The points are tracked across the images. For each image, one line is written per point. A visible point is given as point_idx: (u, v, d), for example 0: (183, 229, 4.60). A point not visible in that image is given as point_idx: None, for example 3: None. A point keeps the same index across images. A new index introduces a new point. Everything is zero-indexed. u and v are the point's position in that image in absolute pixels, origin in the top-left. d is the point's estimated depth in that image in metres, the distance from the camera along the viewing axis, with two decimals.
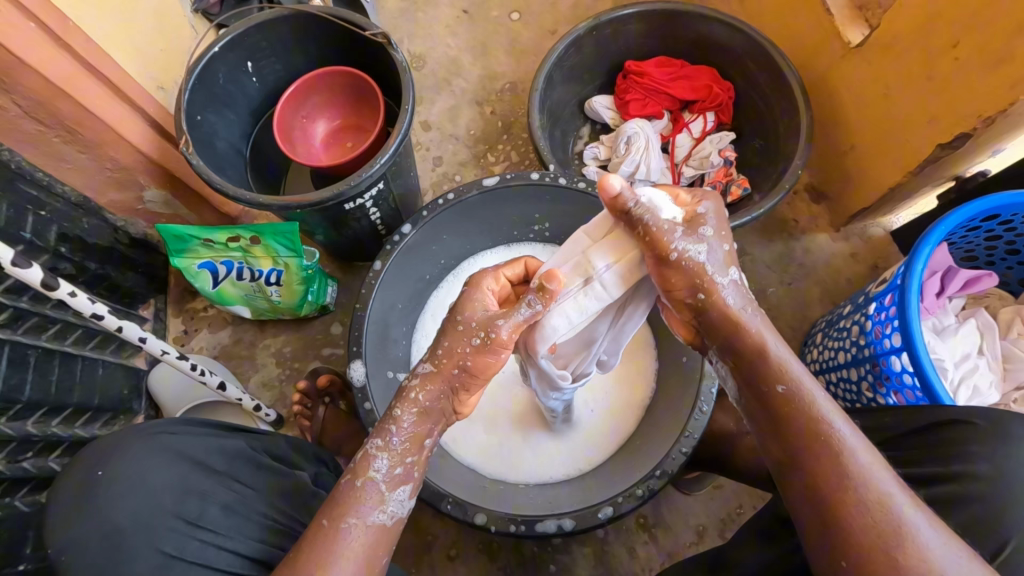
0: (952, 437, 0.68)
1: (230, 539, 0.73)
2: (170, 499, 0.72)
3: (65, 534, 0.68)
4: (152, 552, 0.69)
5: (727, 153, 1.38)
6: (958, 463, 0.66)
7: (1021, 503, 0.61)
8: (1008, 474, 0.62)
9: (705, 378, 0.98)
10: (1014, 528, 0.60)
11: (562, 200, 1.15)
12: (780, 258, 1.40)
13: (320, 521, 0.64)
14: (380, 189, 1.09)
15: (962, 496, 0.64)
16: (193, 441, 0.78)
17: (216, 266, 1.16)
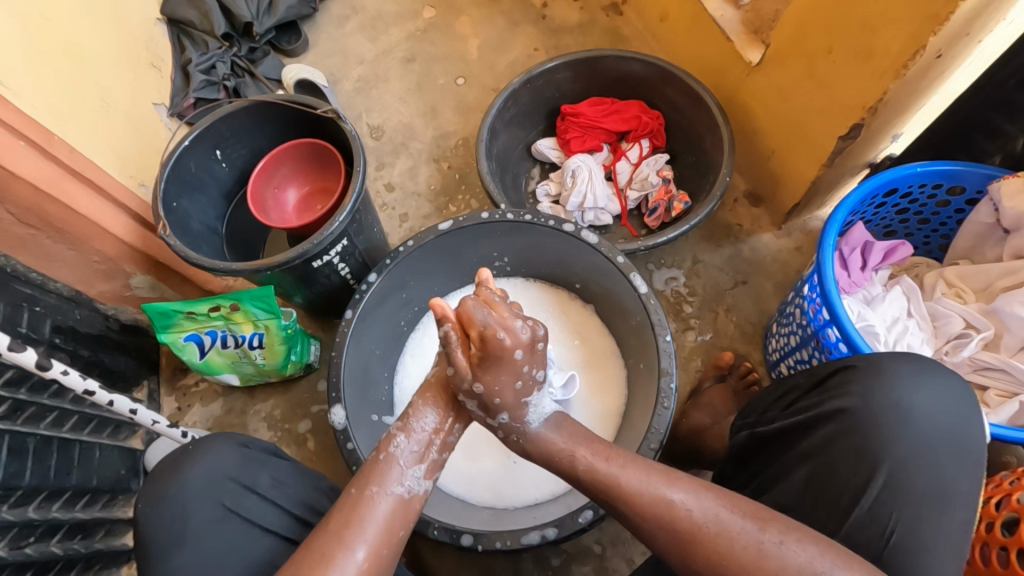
0: (838, 378, 0.79)
1: (278, 506, 0.83)
2: (232, 466, 0.84)
3: (150, 491, 0.83)
4: (214, 506, 0.80)
5: (664, 173, 1.50)
6: (835, 400, 0.77)
7: (883, 424, 0.72)
8: (871, 399, 0.73)
9: (663, 375, 1.03)
10: (883, 453, 0.70)
11: (515, 233, 1.25)
12: (730, 261, 1.49)
13: (350, 491, 0.74)
14: (345, 245, 1.18)
15: (842, 430, 0.74)
16: (253, 433, 0.91)
17: (202, 336, 1.24)
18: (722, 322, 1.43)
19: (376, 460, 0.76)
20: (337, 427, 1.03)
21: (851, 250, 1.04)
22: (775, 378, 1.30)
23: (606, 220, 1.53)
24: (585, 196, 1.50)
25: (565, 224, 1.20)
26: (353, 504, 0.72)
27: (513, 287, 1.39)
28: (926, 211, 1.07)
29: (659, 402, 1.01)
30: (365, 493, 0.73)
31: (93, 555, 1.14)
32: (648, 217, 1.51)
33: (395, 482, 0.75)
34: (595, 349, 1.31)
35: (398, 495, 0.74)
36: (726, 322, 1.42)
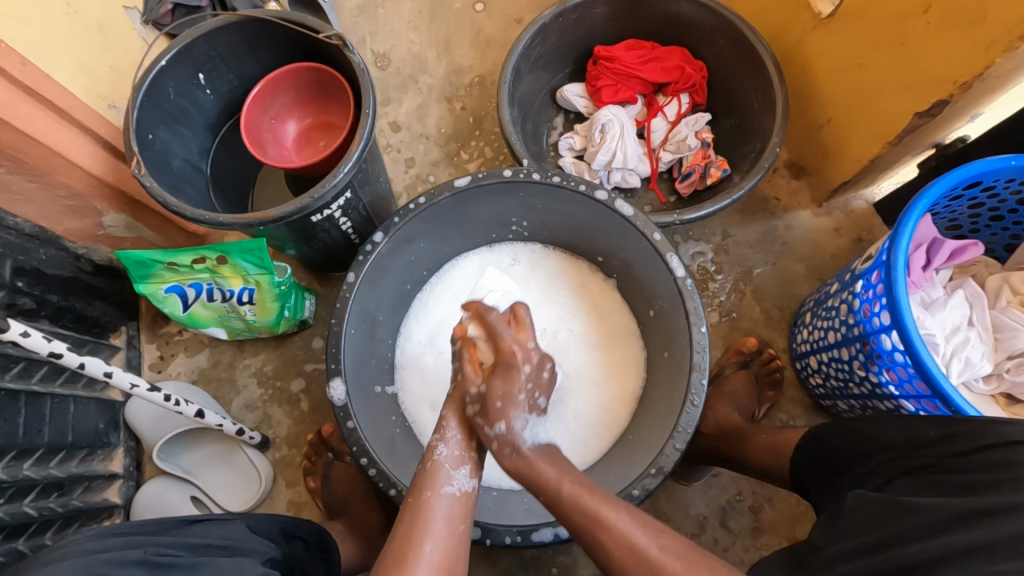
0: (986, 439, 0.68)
1: None
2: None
3: None
4: None
5: (704, 136, 1.35)
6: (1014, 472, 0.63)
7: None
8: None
9: (694, 370, 0.95)
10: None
11: (539, 198, 1.12)
12: (763, 238, 1.38)
13: (417, 496, 0.80)
14: (348, 198, 1.05)
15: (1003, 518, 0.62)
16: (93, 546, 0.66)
17: (185, 288, 1.12)
18: (747, 304, 1.33)
19: (427, 471, 0.82)
20: (336, 401, 0.95)
21: (916, 247, 0.93)
22: (798, 369, 1.24)
23: (634, 183, 1.39)
24: (614, 154, 1.35)
25: (596, 191, 1.06)
26: (415, 509, 0.78)
27: (531, 254, 1.27)
28: (1002, 207, 0.96)
29: (688, 398, 0.94)
30: (428, 494, 0.80)
31: (72, 512, 1.08)
32: (680, 183, 1.37)
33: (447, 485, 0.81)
34: (612, 327, 1.21)
35: (449, 495, 0.80)
36: (751, 304, 1.33)
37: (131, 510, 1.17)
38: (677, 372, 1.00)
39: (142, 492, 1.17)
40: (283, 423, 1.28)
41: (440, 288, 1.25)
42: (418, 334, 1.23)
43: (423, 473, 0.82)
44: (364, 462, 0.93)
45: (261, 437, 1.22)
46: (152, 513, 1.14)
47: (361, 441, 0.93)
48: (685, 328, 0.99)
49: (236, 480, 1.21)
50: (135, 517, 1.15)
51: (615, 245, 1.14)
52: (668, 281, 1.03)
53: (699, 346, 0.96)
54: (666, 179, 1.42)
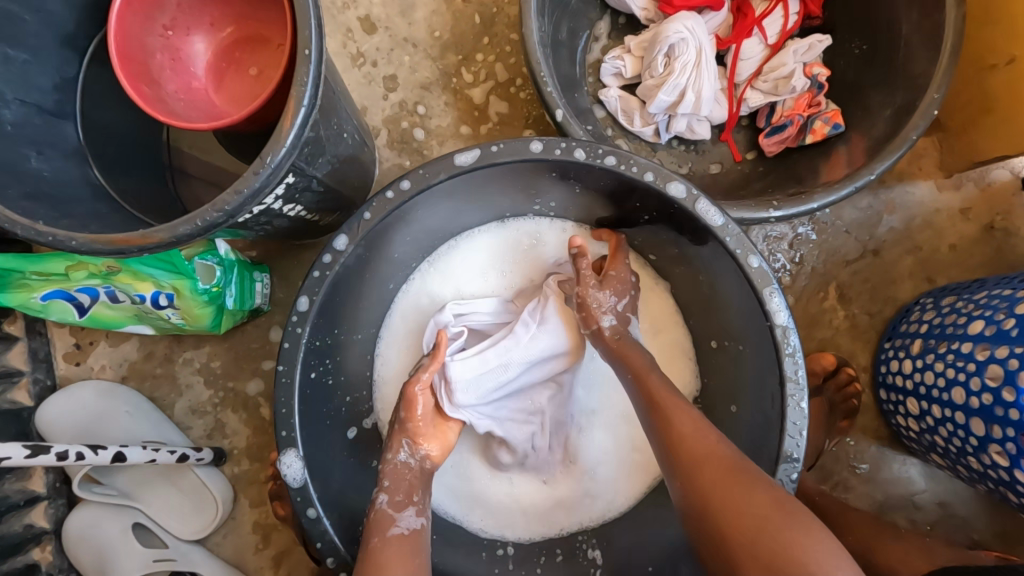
0: None
1: None
2: None
3: None
4: None
5: (816, 71, 0.94)
6: None
7: None
8: None
9: (782, 461, 0.69)
10: None
11: (581, 180, 0.76)
12: (862, 218, 1.04)
13: (371, 539, 0.64)
14: (290, 182, 0.68)
15: None
16: None
17: (73, 293, 0.80)
18: (829, 306, 1.04)
19: (377, 517, 0.67)
20: (290, 484, 0.69)
21: None
22: (880, 400, 0.99)
23: (703, 134, 1.00)
24: (683, 93, 0.94)
25: (670, 183, 0.71)
26: (368, 558, 0.62)
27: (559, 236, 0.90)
28: None
29: None
30: (385, 535, 0.65)
31: None
32: (766, 138, 0.98)
33: (394, 522, 0.67)
34: (666, 345, 0.89)
35: (401, 534, 0.65)
36: (834, 307, 1.04)
37: (62, 538, 0.97)
38: (754, 449, 0.74)
39: (72, 520, 0.96)
40: (240, 432, 1.04)
41: (431, 278, 0.89)
42: (402, 342, 0.88)
43: (376, 516, 0.67)
44: (331, 562, 0.70)
45: (212, 455, 0.99)
46: (88, 547, 0.95)
47: (328, 535, 0.70)
48: (775, 395, 0.71)
49: (188, 504, 1.01)
50: (69, 549, 0.96)
51: (682, 252, 0.80)
52: (759, 325, 0.72)
53: (794, 431, 0.68)
54: (744, 128, 1.02)
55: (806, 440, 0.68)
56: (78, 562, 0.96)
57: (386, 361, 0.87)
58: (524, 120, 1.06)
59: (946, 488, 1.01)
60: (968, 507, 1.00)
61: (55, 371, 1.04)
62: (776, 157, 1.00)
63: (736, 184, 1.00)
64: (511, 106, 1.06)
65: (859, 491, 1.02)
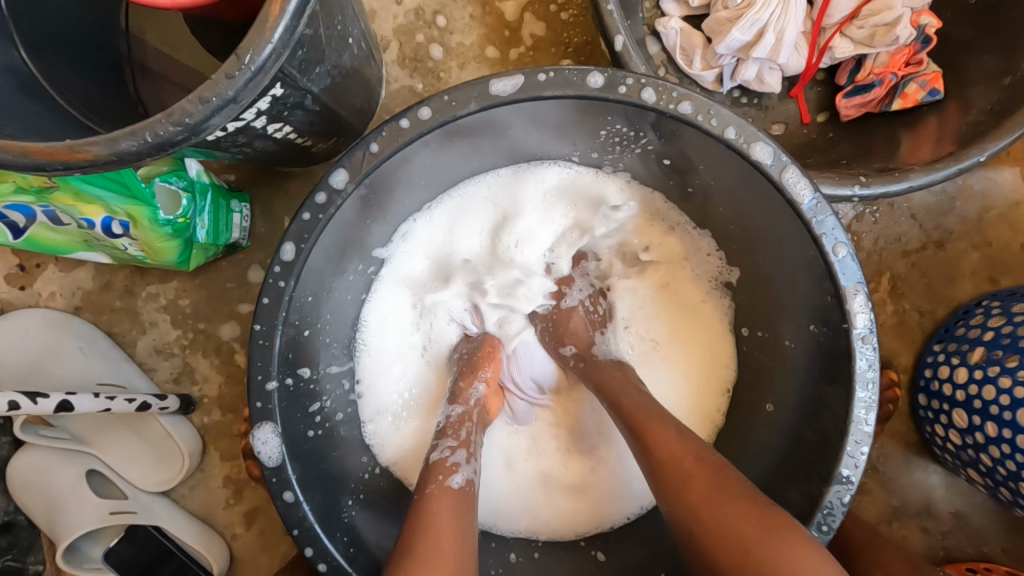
0: None
1: None
2: None
3: None
4: None
5: (922, 21, 0.78)
6: None
7: None
8: None
9: (833, 481, 0.60)
10: None
11: (641, 129, 0.62)
12: (933, 202, 0.92)
13: (427, 486, 0.58)
14: (278, 96, 0.53)
15: None
16: None
17: (3, 210, 0.65)
18: (878, 299, 0.93)
19: (435, 466, 0.61)
20: (264, 462, 0.59)
21: None
22: (917, 406, 0.91)
23: (773, 86, 0.84)
24: (761, 31, 0.78)
25: (754, 144, 0.57)
26: (421, 502, 0.56)
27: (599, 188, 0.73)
28: None
29: (813, 521, 0.60)
30: (442, 483, 0.58)
31: None
32: (846, 97, 0.83)
33: (454, 473, 0.60)
34: (709, 335, 0.75)
35: (455, 487, 0.58)
36: (884, 300, 0.93)
37: (7, 481, 0.87)
38: (800, 463, 0.64)
39: (18, 463, 0.86)
40: (211, 379, 0.93)
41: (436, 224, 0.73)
42: (399, 293, 0.74)
43: (433, 464, 0.61)
44: (308, 553, 0.60)
45: (178, 404, 0.88)
46: (36, 494, 0.85)
47: (307, 522, 0.60)
48: (834, 407, 0.61)
49: (149, 453, 0.91)
50: (16, 495, 0.86)
51: (744, 230, 0.67)
52: (829, 325, 0.61)
53: (853, 449, 0.59)
54: (820, 84, 0.86)
55: (865, 458, 0.60)
56: (26, 508, 0.86)
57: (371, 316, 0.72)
58: (563, 47, 0.88)
59: (966, 500, 0.95)
60: (986, 521, 0.95)
61: None
62: (852, 122, 0.85)
63: (802, 151, 0.86)
64: (549, 26, 0.88)
65: (876, 495, 0.96)
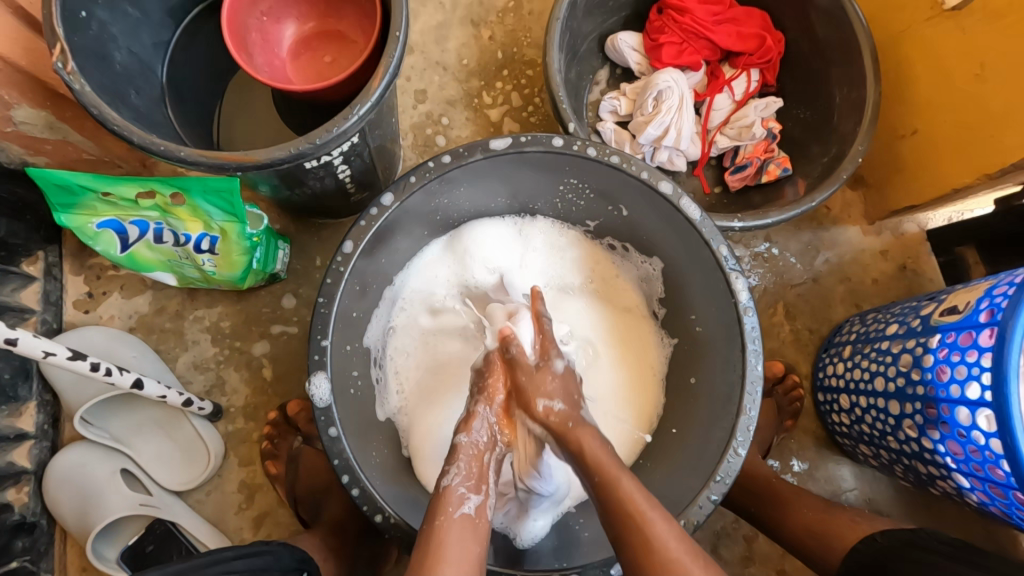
0: None
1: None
2: None
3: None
4: None
5: (771, 124, 1.16)
6: None
7: None
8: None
9: (741, 414, 0.83)
10: None
11: (589, 177, 0.92)
12: (804, 250, 1.25)
13: (436, 518, 0.68)
14: (354, 143, 0.81)
15: None
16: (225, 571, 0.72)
17: (125, 226, 0.87)
18: (777, 320, 1.22)
19: (445, 493, 0.70)
20: (317, 402, 0.77)
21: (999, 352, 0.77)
22: (819, 402, 1.15)
23: (679, 166, 1.20)
24: (667, 130, 1.15)
25: (660, 182, 0.87)
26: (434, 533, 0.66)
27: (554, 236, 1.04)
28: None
29: (731, 445, 0.82)
30: (451, 514, 0.68)
31: None
32: (730, 174, 1.19)
33: (463, 502, 0.70)
34: (644, 343, 1.02)
35: (465, 515, 0.68)
36: (781, 322, 1.22)
37: (43, 479, 0.97)
38: (718, 410, 0.87)
39: (59, 460, 0.96)
40: (239, 391, 1.09)
41: (440, 260, 1.01)
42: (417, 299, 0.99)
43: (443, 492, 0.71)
44: (345, 480, 0.76)
45: (213, 408, 1.02)
46: (72, 488, 0.95)
47: (345, 453, 0.76)
48: (736, 361, 0.86)
49: (177, 456, 1.03)
50: (49, 490, 0.96)
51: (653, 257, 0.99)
52: (724, 304, 0.87)
53: (751, 388, 0.83)
54: (713, 166, 1.23)
55: (760, 395, 0.83)
56: (57, 504, 0.95)
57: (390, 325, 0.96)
58: None
59: (872, 486, 1.16)
60: (891, 504, 1.15)
61: (63, 316, 1.07)
62: (737, 191, 1.20)
63: (705, 209, 1.19)
64: (522, 127, 1.24)
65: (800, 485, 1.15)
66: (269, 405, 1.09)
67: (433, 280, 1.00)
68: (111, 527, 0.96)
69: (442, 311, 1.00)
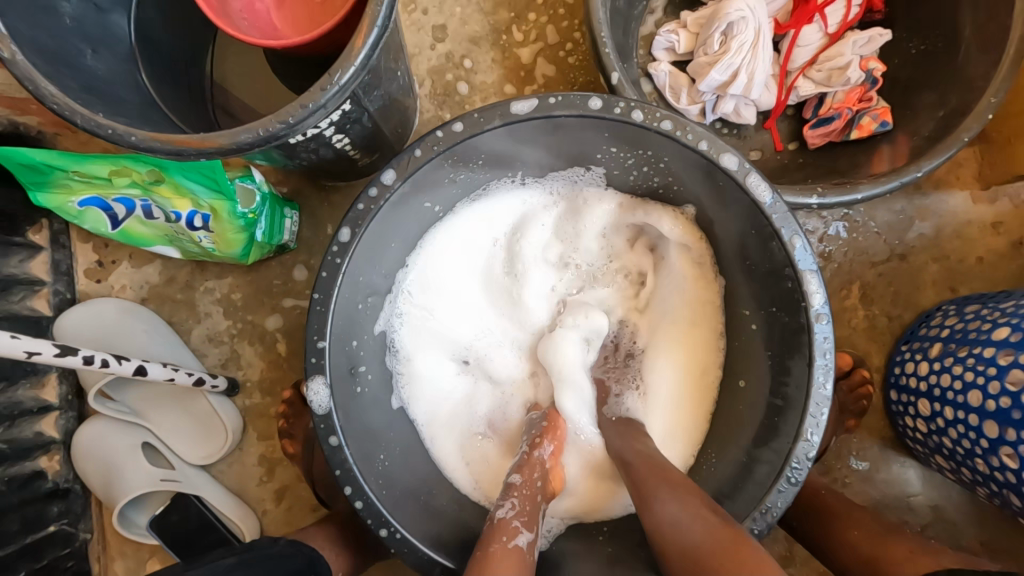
0: None
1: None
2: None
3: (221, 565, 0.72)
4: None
5: (871, 65, 0.93)
6: None
7: None
8: None
9: (800, 439, 0.70)
10: None
11: (634, 145, 0.75)
12: (895, 220, 1.04)
13: (491, 547, 0.63)
14: (347, 110, 0.68)
15: None
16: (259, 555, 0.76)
17: (110, 203, 0.79)
18: (850, 304, 1.05)
19: (498, 526, 0.66)
20: (315, 409, 0.70)
21: None
22: (889, 400, 1.00)
23: (748, 119, 0.99)
24: (735, 74, 0.93)
25: (722, 155, 0.71)
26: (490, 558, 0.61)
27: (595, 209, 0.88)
28: None
29: (784, 473, 0.70)
30: (506, 544, 0.63)
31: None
32: (811, 129, 0.97)
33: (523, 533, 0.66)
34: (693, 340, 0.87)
35: (517, 547, 0.63)
36: (855, 306, 1.04)
37: (71, 449, 0.98)
38: (772, 427, 0.75)
39: (84, 433, 0.97)
40: (255, 365, 1.05)
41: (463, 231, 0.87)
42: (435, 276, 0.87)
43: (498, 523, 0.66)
44: (347, 492, 0.70)
45: (226, 386, 0.99)
46: (97, 461, 0.96)
47: (347, 464, 0.70)
48: (798, 375, 0.72)
49: (197, 430, 1.02)
50: (77, 461, 0.97)
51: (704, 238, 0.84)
52: (791, 307, 0.73)
53: (816, 409, 0.70)
54: (790, 118, 1.01)
55: (826, 418, 0.70)
56: (85, 475, 0.97)
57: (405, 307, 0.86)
58: (569, 85, 1.05)
59: (942, 494, 1.03)
60: (962, 515, 1.02)
61: (76, 285, 1.04)
62: (818, 149, 0.99)
63: (775, 172, 1.00)
64: (559, 70, 1.05)
65: (857, 488, 1.04)
66: (285, 381, 1.05)
67: (454, 255, 0.88)
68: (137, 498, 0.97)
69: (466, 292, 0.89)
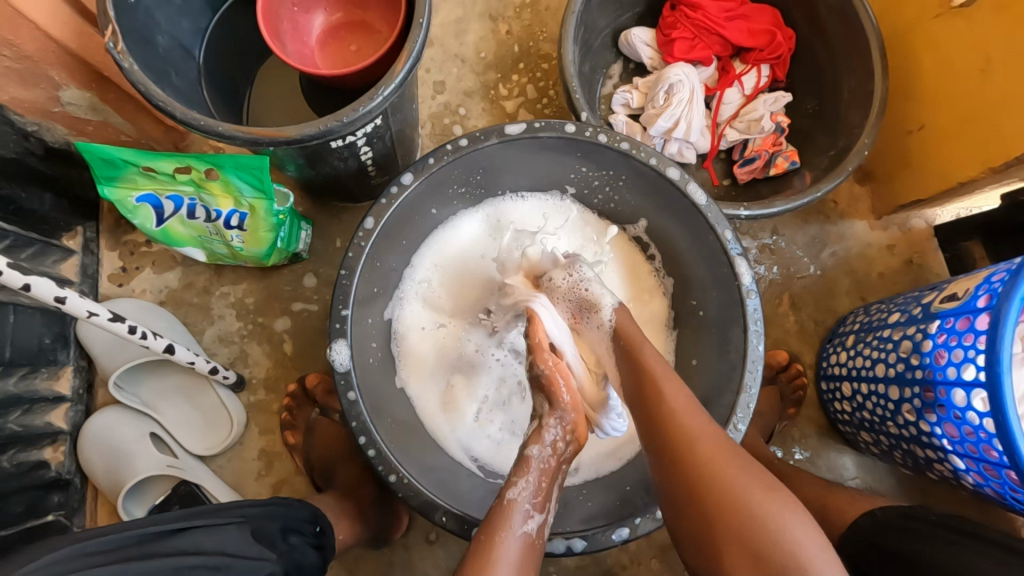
0: None
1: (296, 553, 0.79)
2: (243, 538, 0.74)
3: (203, 518, 0.73)
4: (232, 546, 0.72)
5: (779, 118, 1.19)
6: None
7: None
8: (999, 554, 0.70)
9: (742, 392, 0.86)
10: None
11: (601, 163, 0.95)
12: (812, 243, 1.27)
13: (486, 534, 0.68)
14: (376, 125, 0.86)
15: None
16: (241, 514, 0.78)
17: (161, 200, 0.93)
18: (783, 311, 1.24)
19: (506, 508, 0.71)
20: (337, 367, 0.81)
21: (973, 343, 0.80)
22: (822, 390, 1.17)
23: (689, 158, 1.23)
24: (677, 122, 1.18)
25: (668, 168, 0.91)
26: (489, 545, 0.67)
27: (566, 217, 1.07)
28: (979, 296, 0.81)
29: (731, 421, 0.85)
30: (508, 533, 0.68)
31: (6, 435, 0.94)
32: (738, 167, 1.22)
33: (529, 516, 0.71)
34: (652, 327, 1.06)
35: (526, 534, 0.69)
36: (786, 312, 1.24)
37: (78, 439, 1.03)
38: (721, 390, 0.90)
39: (94, 422, 1.03)
40: (261, 364, 1.14)
41: (465, 234, 1.06)
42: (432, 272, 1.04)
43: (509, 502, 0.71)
44: (361, 441, 0.80)
45: (236, 378, 1.07)
46: (106, 448, 1.01)
47: (362, 416, 0.81)
48: (738, 342, 0.89)
49: (202, 423, 1.08)
50: (84, 449, 1.02)
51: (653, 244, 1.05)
52: (728, 287, 0.91)
53: (752, 366, 0.86)
54: (722, 159, 1.26)
55: (761, 373, 0.86)
56: (91, 463, 1.01)
57: (413, 294, 1.02)
58: None
59: (873, 475, 1.18)
60: (892, 494, 1.17)
61: (99, 288, 1.13)
62: (745, 183, 1.23)
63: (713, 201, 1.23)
64: (537, 118, 1.28)
65: None
66: (289, 378, 1.14)
67: (457, 254, 1.05)
68: (139, 487, 1.01)
69: (459, 287, 1.05)
